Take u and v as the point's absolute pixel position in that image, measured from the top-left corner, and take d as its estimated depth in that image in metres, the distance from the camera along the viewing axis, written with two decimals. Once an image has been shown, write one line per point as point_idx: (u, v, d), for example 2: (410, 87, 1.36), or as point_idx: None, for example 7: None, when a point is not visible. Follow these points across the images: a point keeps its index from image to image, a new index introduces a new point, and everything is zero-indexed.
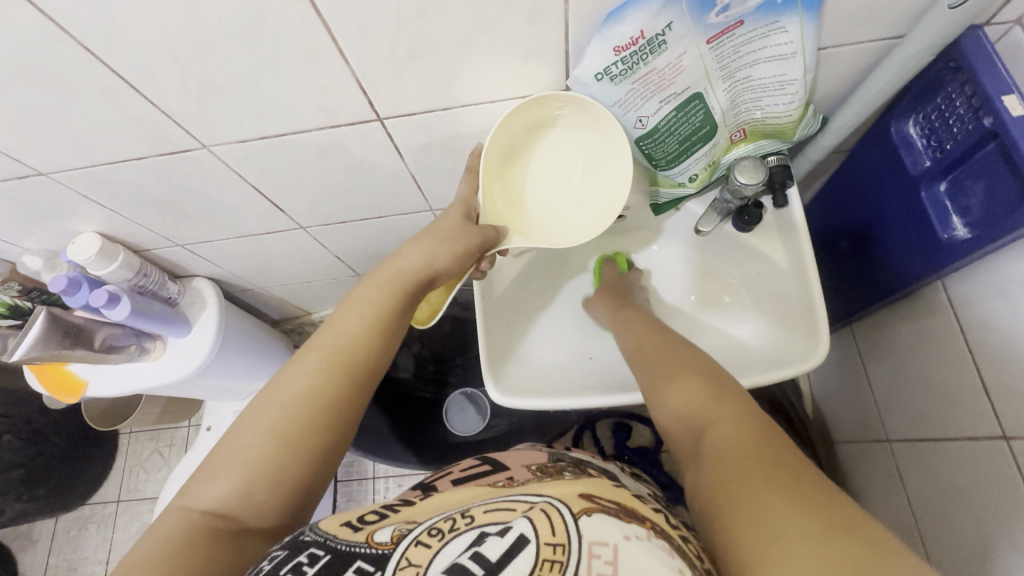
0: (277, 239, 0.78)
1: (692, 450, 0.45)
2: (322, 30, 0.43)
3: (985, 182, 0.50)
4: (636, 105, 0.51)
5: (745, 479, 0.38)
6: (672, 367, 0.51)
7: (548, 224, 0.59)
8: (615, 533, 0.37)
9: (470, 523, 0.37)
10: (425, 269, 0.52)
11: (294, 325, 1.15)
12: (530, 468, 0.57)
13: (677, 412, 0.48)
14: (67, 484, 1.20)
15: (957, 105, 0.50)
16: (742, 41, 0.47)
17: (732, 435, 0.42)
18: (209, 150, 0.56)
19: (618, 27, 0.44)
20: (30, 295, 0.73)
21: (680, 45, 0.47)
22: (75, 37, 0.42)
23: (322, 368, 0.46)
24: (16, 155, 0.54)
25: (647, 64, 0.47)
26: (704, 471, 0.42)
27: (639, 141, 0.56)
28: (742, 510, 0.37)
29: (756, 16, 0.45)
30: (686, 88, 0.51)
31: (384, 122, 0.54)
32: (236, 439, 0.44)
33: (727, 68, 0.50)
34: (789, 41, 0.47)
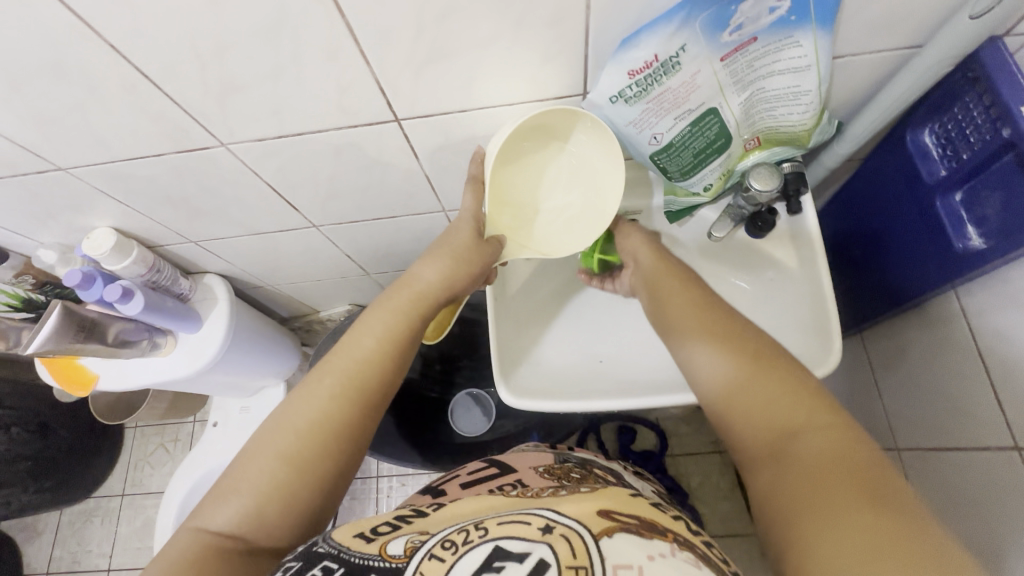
0: (289, 237, 0.79)
1: (766, 453, 0.39)
2: (344, 31, 0.43)
3: (1001, 193, 0.50)
4: (650, 124, 0.52)
5: (842, 503, 0.33)
6: (742, 347, 0.44)
7: (544, 231, 0.59)
8: (638, 553, 0.35)
9: (484, 536, 0.36)
10: (441, 289, 0.54)
11: (302, 323, 1.16)
12: (538, 470, 0.59)
13: (748, 405, 0.41)
14: (73, 477, 1.21)
15: (975, 114, 0.50)
16: (757, 56, 0.47)
17: (827, 448, 0.36)
18: (227, 148, 0.57)
19: (633, 53, 0.45)
20: (44, 289, 0.75)
21: (694, 64, 0.47)
22: (101, 34, 0.42)
23: (337, 394, 0.46)
24: (36, 149, 0.55)
25: (662, 84, 0.48)
26: (785, 483, 0.37)
27: (655, 156, 0.56)
28: (838, 537, 0.32)
29: (770, 32, 0.45)
30: (700, 104, 0.51)
31: (402, 123, 0.55)
32: (250, 461, 0.44)
33: (741, 82, 0.50)
34: (805, 54, 0.47)
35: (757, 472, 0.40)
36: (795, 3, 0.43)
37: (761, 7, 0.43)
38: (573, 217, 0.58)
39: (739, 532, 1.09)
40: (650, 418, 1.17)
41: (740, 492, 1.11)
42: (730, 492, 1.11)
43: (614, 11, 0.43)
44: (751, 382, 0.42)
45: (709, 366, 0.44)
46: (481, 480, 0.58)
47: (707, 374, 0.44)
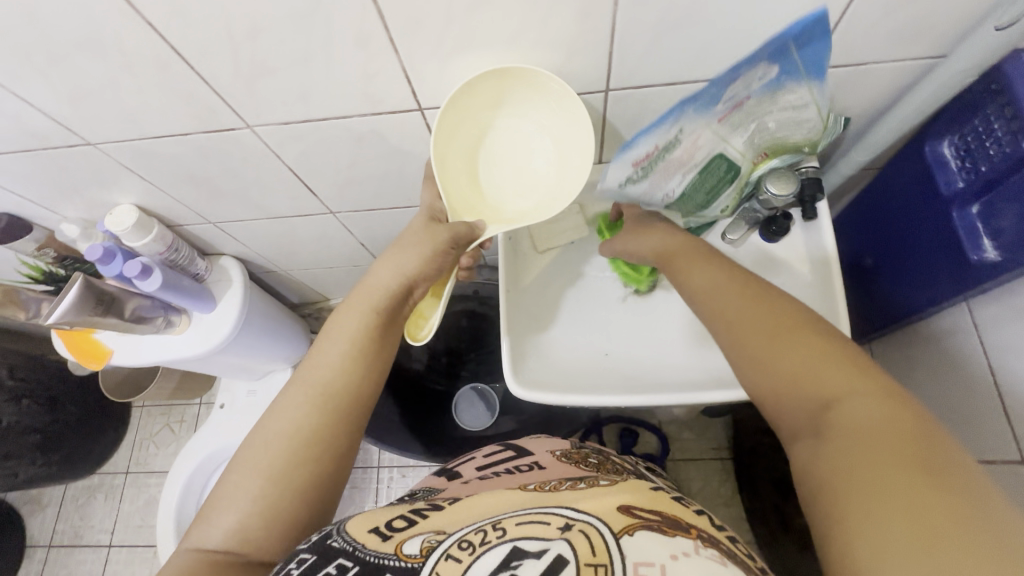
0: (306, 222, 0.80)
1: (804, 424, 0.39)
2: (376, 19, 0.44)
3: (1018, 207, 0.50)
4: (663, 186, 0.54)
5: (885, 474, 0.33)
6: (771, 322, 0.43)
7: (533, 208, 0.56)
8: (661, 552, 0.36)
9: (502, 537, 0.37)
10: (398, 282, 0.51)
11: (312, 310, 1.17)
12: (555, 453, 0.62)
13: (782, 379, 0.41)
14: (79, 453, 1.22)
15: (996, 127, 0.50)
16: (751, 109, 0.50)
17: (868, 416, 0.36)
18: (252, 130, 0.58)
19: (632, 151, 0.47)
20: (64, 263, 0.76)
21: (694, 133, 0.49)
22: (140, 12, 0.43)
23: (302, 403, 0.46)
24: (67, 123, 0.56)
25: (666, 159, 0.50)
26: (825, 455, 0.36)
27: (669, 206, 0.59)
28: (881, 512, 0.32)
29: (762, 90, 0.47)
30: (705, 155, 0.53)
31: (424, 112, 0.55)
32: (232, 480, 0.44)
33: (740, 130, 0.52)
34: (801, 102, 0.49)
35: (797, 444, 0.40)
36: (782, 68, 0.45)
37: (751, 78, 0.45)
38: (557, 186, 0.55)
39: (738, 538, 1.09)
40: (652, 421, 1.17)
41: (740, 499, 1.11)
42: (730, 499, 1.11)
43: (643, 9, 0.43)
44: (785, 356, 0.41)
45: (740, 343, 0.44)
46: (496, 462, 0.61)
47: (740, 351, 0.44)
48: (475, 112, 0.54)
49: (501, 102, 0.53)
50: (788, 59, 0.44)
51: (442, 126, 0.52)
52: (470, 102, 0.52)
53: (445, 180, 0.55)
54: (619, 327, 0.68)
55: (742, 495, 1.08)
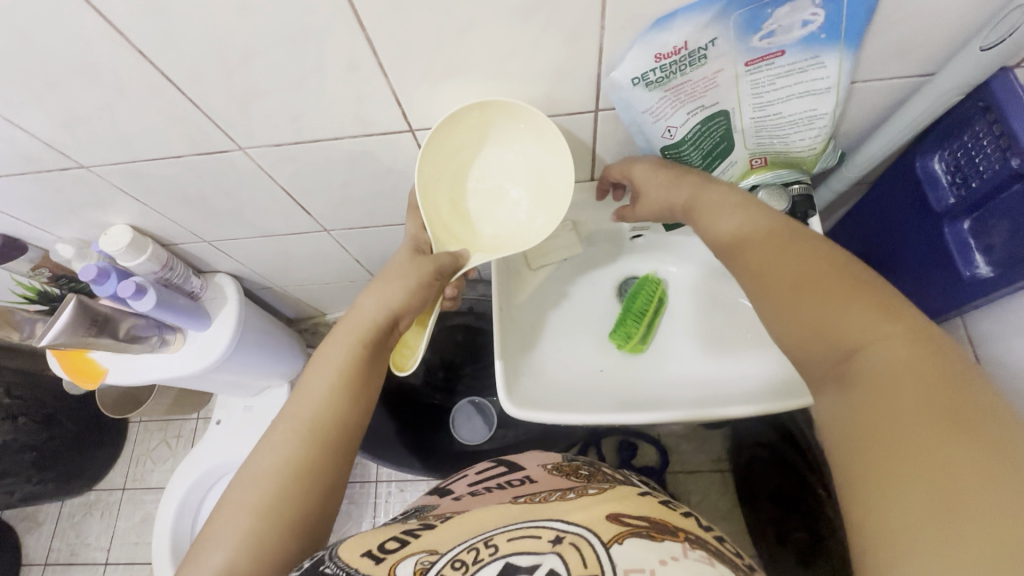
0: (301, 241, 0.80)
1: (826, 375, 0.38)
2: (365, 43, 0.44)
3: (1010, 223, 0.50)
4: (666, 115, 0.50)
5: (901, 424, 0.32)
6: (795, 274, 0.41)
7: (518, 235, 0.57)
8: (651, 557, 0.35)
9: (494, 553, 0.36)
10: (384, 314, 0.51)
11: (308, 325, 1.17)
12: (546, 466, 0.61)
13: (803, 333, 0.40)
14: (74, 469, 1.21)
15: (985, 144, 0.50)
16: (781, 72, 0.48)
17: (891, 363, 0.34)
18: (245, 152, 0.58)
19: (664, 36, 0.43)
20: (59, 281, 0.76)
21: (718, 61, 0.47)
22: (129, 38, 0.44)
23: (292, 438, 0.46)
24: (59, 147, 0.56)
25: (684, 75, 0.47)
26: (845, 406, 0.36)
27: (662, 152, 0.55)
28: (898, 455, 0.31)
29: (800, 48, 0.45)
30: (715, 101, 0.51)
31: (416, 133, 0.56)
32: (223, 512, 0.44)
33: (758, 95, 0.50)
34: (828, 76, 0.47)
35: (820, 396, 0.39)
36: (824, 24, 0.43)
37: (794, 18, 0.43)
38: (542, 214, 0.56)
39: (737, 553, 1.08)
40: (652, 433, 1.17)
41: (739, 513, 1.10)
42: (730, 512, 1.10)
43: (632, 33, 0.44)
44: (806, 309, 0.40)
45: (767, 299, 0.43)
46: (487, 478, 0.61)
47: (767, 307, 0.43)
48: (459, 144, 0.55)
49: (483, 135, 0.54)
50: (831, 14, 0.42)
51: (427, 158, 0.53)
52: (454, 134, 0.53)
53: (428, 211, 0.55)
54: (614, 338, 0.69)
55: (742, 509, 1.07)
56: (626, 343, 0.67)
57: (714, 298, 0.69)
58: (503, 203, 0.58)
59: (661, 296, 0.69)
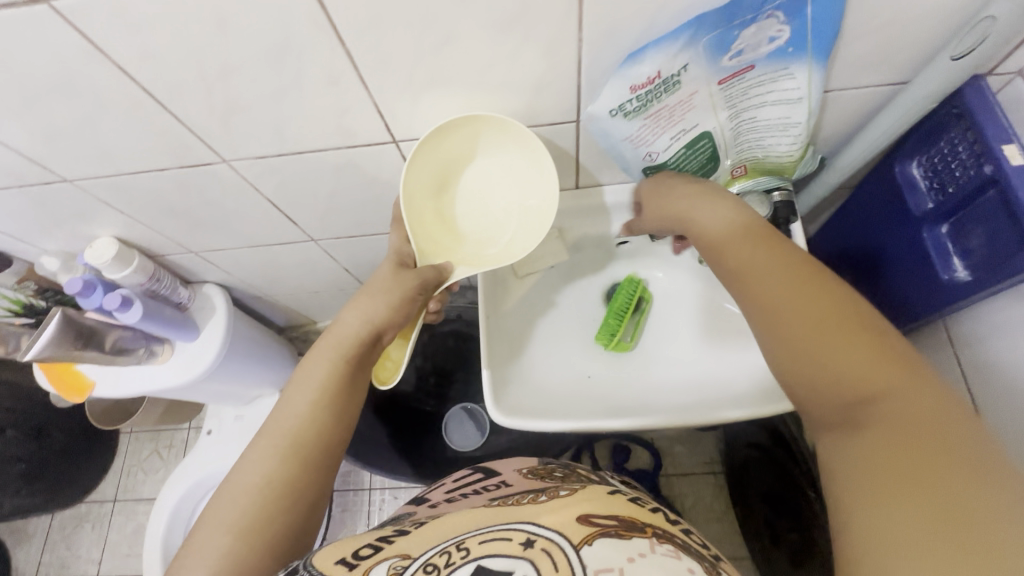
0: (288, 250, 0.80)
1: (834, 418, 0.39)
2: (345, 58, 0.45)
3: (985, 227, 0.50)
4: (648, 141, 0.53)
5: (908, 478, 0.33)
6: (813, 313, 0.41)
7: (503, 248, 0.57)
8: (619, 556, 0.36)
9: (466, 557, 0.37)
10: (366, 329, 0.52)
11: (299, 333, 1.17)
12: (521, 470, 0.62)
13: (814, 376, 0.40)
14: (65, 481, 1.20)
15: (960, 150, 0.51)
16: (753, 85, 0.48)
17: (902, 416, 0.35)
18: (229, 164, 0.58)
19: (636, 68, 0.45)
20: (45, 294, 0.76)
21: (691, 85, 0.48)
22: (107, 54, 0.44)
23: (274, 455, 0.47)
24: (42, 161, 0.56)
25: (660, 101, 0.49)
26: (855, 450, 0.36)
27: (649, 174, 0.58)
28: (911, 508, 0.32)
29: (769, 61, 0.46)
30: (694, 123, 0.53)
31: (399, 144, 0.56)
32: (205, 528, 0.44)
33: (733, 107, 0.51)
34: (800, 89, 0.48)
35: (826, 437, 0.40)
36: (791, 38, 0.44)
37: (761, 35, 0.44)
38: (527, 227, 0.56)
39: (731, 555, 1.08)
40: (645, 437, 1.17)
41: (733, 515, 1.10)
42: (724, 514, 1.11)
43: (608, 45, 0.44)
44: (821, 351, 0.40)
45: (777, 335, 0.43)
46: (464, 485, 0.62)
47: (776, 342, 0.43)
48: (445, 157, 0.55)
49: (470, 147, 0.54)
50: (796, 27, 0.43)
51: (412, 169, 0.53)
52: (440, 147, 0.53)
53: (413, 222, 0.55)
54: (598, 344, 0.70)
55: (735, 511, 1.08)
56: (611, 341, 0.67)
57: (699, 303, 0.70)
58: (490, 214, 0.57)
59: (643, 295, 0.70)
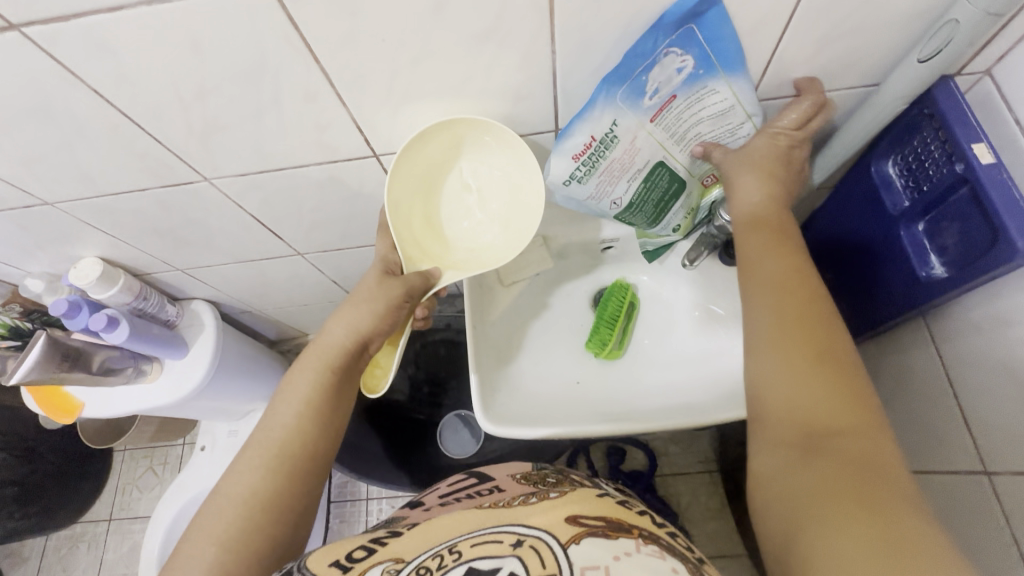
0: (275, 264, 0.80)
1: (795, 438, 0.40)
2: (321, 75, 0.45)
3: (959, 225, 0.51)
4: (608, 191, 0.55)
5: (850, 504, 0.34)
6: (815, 346, 0.42)
7: (487, 251, 0.58)
8: (605, 555, 0.36)
9: (457, 559, 0.37)
10: (352, 338, 0.53)
11: (290, 345, 1.17)
12: (515, 476, 0.63)
13: (793, 397, 0.41)
14: (59, 503, 1.19)
15: (933, 149, 0.52)
16: (683, 110, 0.50)
17: (863, 452, 0.37)
18: (211, 182, 0.58)
19: (571, 140, 0.49)
20: (30, 316, 0.76)
21: (627, 132, 0.50)
22: (82, 78, 0.44)
23: (258, 466, 0.47)
24: (22, 185, 0.56)
25: (606, 157, 0.51)
26: (802, 471, 0.38)
27: (620, 217, 0.59)
28: (844, 529, 0.34)
29: (687, 87, 0.47)
30: (646, 161, 0.54)
31: (380, 158, 0.56)
32: (190, 542, 0.44)
33: (678, 135, 0.52)
34: (727, 99, 0.49)
35: (776, 451, 0.41)
36: (699, 61, 0.45)
37: (669, 69, 0.45)
38: (513, 229, 0.57)
39: (729, 552, 1.09)
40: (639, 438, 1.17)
41: (728, 513, 1.11)
42: (720, 512, 1.11)
43: (582, 55, 0.45)
44: (800, 379, 0.41)
45: (763, 350, 0.44)
46: (459, 489, 0.62)
47: (760, 357, 0.44)
48: (428, 163, 0.55)
49: (456, 150, 0.54)
50: (699, 52, 0.45)
51: (398, 173, 0.53)
52: (427, 152, 0.53)
53: (399, 227, 0.55)
54: (585, 349, 0.70)
55: (730, 508, 1.08)
56: (603, 350, 0.67)
57: (684, 306, 0.70)
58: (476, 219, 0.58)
59: (632, 299, 0.70)
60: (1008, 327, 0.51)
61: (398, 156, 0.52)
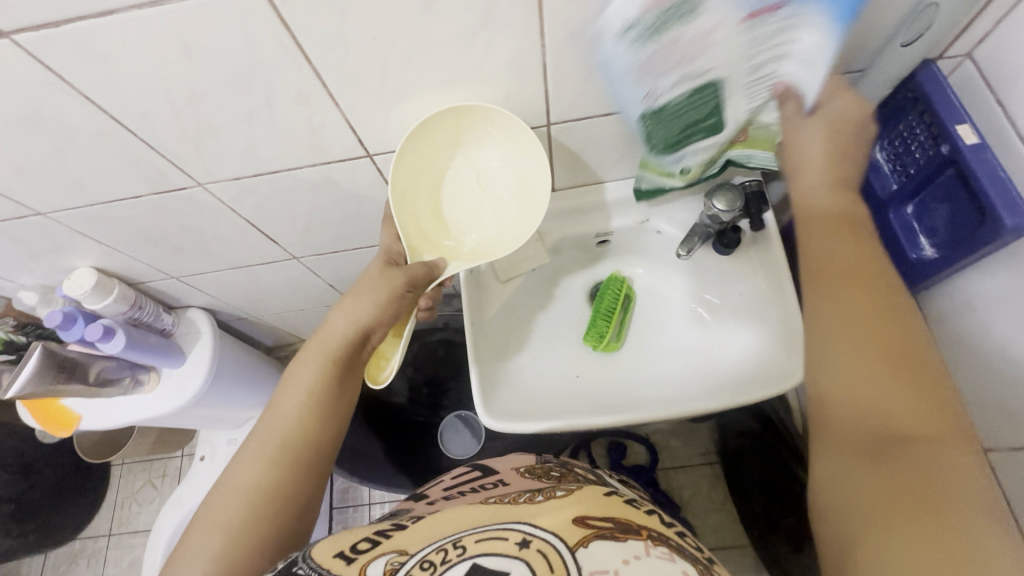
0: (270, 270, 0.80)
1: (860, 443, 0.40)
2: (313, 76, 0.45)
3: (948, 206, 0.52)
4: (655, 74, 0.45)
5: (912, 514, 0.35)
6: (887, 349, 0.41)
7: (495, 240, 0.59)
8: (614, 558, 0.36)
9: (462, 554, 0.37)
10: (355, 329, 0.53)
11: (288, 352, 1.16)
12: (519, 470, 0.63)
13: (863, 400, 0.40)
14: (58, 519, 1.18)
15: (918, 132, 0.53)
16: (773, 28, 0.43)
17: (934, 461, 0.36)
18: (204, 188, 0.58)
19: None
20: (25, 330, 0.75)
21: (713, 15, 0.41)
22: (75, 86, 0.44)
23: (263, 457, 0.48)
24: (14, 196, 0.56)
25: (676, 28, 0.41)
26: (866, 475, 0.38)
27: (643, 120, 0.50)
28: (906, 538, 0.34)
29: (796, 3, 0.40)
30: (709, 70, 0.46)
31: (374, 158, 0.56)
32: (197, 534, 0.45)
33: (752, 56, 0.45)
34: (816, 48, 0.43)
35: (838, 454, 0.41)
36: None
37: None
38: (516, 219, 0.58)
39: (732, 543, 1.09)
40: (640, 432, 1.17)
41: (731, 504, 1.11)
42: (722, 504, 1.12)
43: (570, 48, 0.45)
44: (869, 381, 0.41)
45: (828, 348, 0.44)
46: (462, 482, 0.62)
47: (826, 354, 0.44)
48: (433, 149, 0.55)
49: (458, 140, 0.54)
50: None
51: (401, 167, 0.53)
52: (428, 145, 0.54)
53: (403, 219, 0.56)
54: (583, 343, 0.71)
55: (732, 499, 1.09)
56: (600, 342, 0.68)
57: (679, 297, 0.71)
58: (481, 208, 0.58)
59: (628, 291, 0.71)
60: (997, 305, 0.52)
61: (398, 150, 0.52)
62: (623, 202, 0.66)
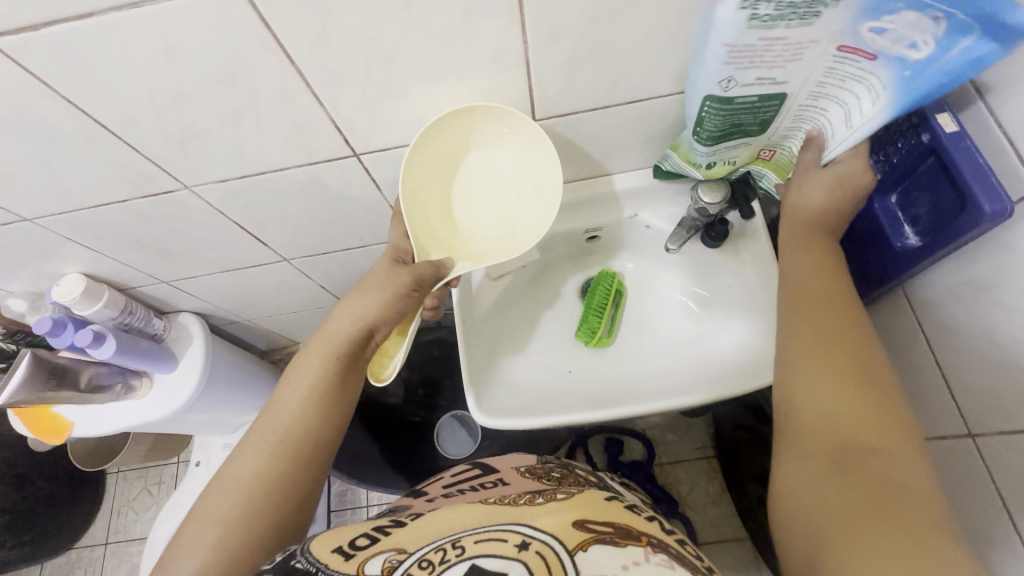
0: (262, 272, 0.80)
1: (823, 450, 0.41)
2: (297, 77, 0.45)
3: (930, 193, 0.53)
4: (739, 63, 0.44)
5: (870, 519, 0.36)
6: (847, 363, 0.44)
7: (504, 241, 0.59)
8: (613, 563, 0.37)
9: (461, 555, 0.37)
10: (360, 326, 0.54)
11: (282, 355, 1.16)
12: (519, 470, 0.63)
13: (829, 411, 0.42)
14: (53, 528, 1.17)
15: (899, 121, 0.53)
16: (856, 71, 0.45)
17: (890, 470, 0.38)
18: (191, 191, 0.58)
19: None
20: (15, 338, 0.73)
21: (819, 32, 0.41)
22: (58, 90, 0.44)
23: (263, 450, 0.48)
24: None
25: (785, 27, 0.40)
26: (828, 486, 0.39)
27: (704, 102, 0.49)
28: (867, 545, 0.35)
29: (883, 62, 0.43)
30: (786, 80, 0.47)
31: (361, 157, 0.56)
32: (192, 529, 0.45)
33: (823, 86, 0.47)
34: (868, 112, 0.47)
35: (804, 465, 0.42)
36: (921, 60, 0.40)
37: (911, 32, 0.39)
38: (527, 219, 0.58)
39: (730, 536, 1.10)
40: (636, 428, 1.18)
41: (728, 497, 1.12)
42: (719, 497, 1.12)
43: (553, 44, 0.46)
44: (830, 392, 0.43)
45: (797, 364, 0.46)
46: (461, 480, 0.63)
47: (793, 368, 0.46)
48: (444, 151, 0.56)
49: (468, 139, 0.55)
50: (934, 52, 0.40)
51: (412, 163, 0.54)
52: (439, 145, 0.55)
53: (412, 217, 0.56)
54: (575, 339, 0.71)
55: (729, 492, 1.09)
56: (592, 338, 0.68)
57: (671, 291, 0.71)
58: (491, 212, 0.59)
59: (620, 287, 0.71)
60: (979, 293, 0.52)
61: (411, 146, 0.53)
62: (615, 197, 0.66)
